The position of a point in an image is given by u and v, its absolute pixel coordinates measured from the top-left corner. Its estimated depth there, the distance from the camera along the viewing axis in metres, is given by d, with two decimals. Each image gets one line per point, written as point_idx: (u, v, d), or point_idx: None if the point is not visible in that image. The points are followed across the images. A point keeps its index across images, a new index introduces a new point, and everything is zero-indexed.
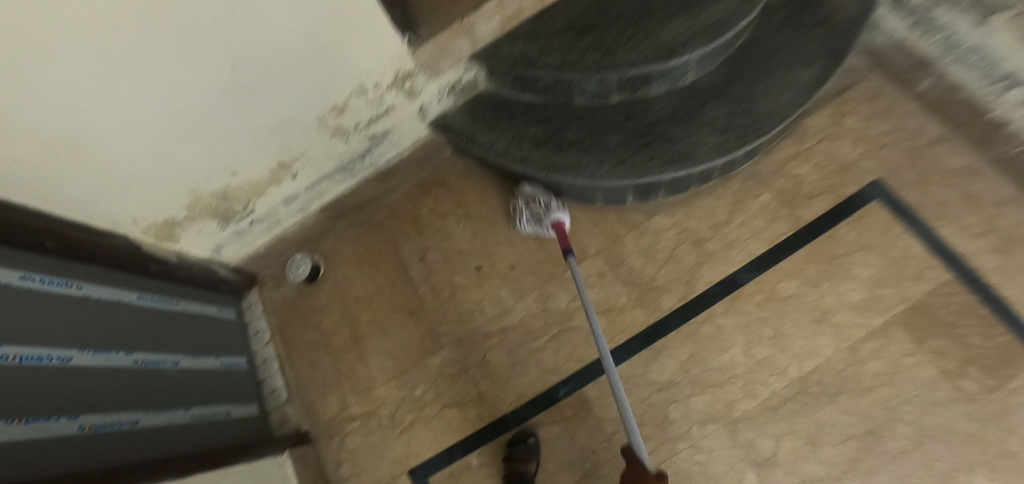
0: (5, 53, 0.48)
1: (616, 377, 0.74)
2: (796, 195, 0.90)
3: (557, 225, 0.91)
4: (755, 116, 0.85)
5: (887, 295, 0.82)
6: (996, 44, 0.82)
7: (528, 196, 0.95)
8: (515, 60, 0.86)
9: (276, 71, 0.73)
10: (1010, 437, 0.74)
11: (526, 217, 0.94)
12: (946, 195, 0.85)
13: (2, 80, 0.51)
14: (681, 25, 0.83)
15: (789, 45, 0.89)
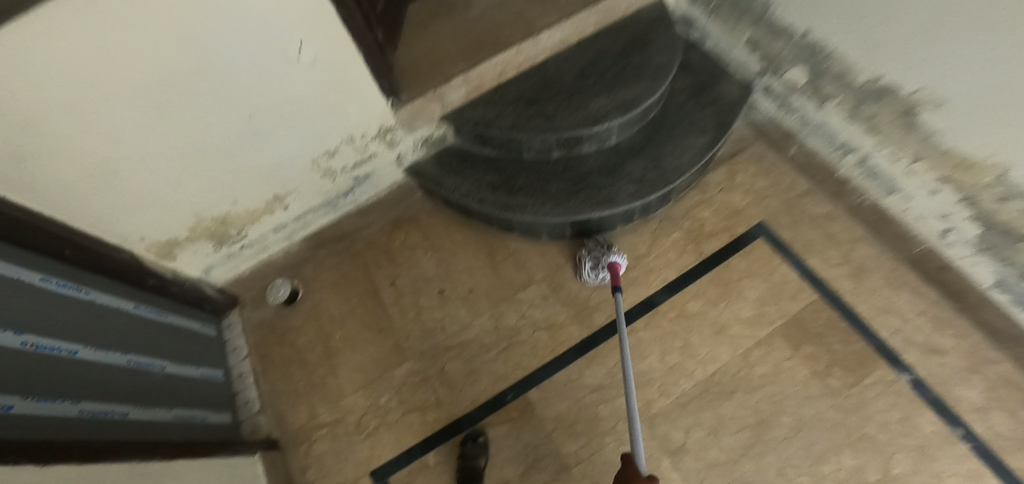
0: (79, 88, 0.67)
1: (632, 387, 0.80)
2: (699, 233, 1.11)
3: (614, 265, 1.04)
4: (663, 171, 1.08)
5: (770, 312, 1.02)
6: (832, 123, 1.03)
7: (591, 247, 1.10)
8: (476, 121, 1.08)
9: (281, 120, 0.92)
10: (866, 423, 0.92)
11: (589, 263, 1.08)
12: (814, 233, 1.08)
13: (72, 107, 0.69)
14: (604, 100, 1.07)
15: (689, 118, 1.13)
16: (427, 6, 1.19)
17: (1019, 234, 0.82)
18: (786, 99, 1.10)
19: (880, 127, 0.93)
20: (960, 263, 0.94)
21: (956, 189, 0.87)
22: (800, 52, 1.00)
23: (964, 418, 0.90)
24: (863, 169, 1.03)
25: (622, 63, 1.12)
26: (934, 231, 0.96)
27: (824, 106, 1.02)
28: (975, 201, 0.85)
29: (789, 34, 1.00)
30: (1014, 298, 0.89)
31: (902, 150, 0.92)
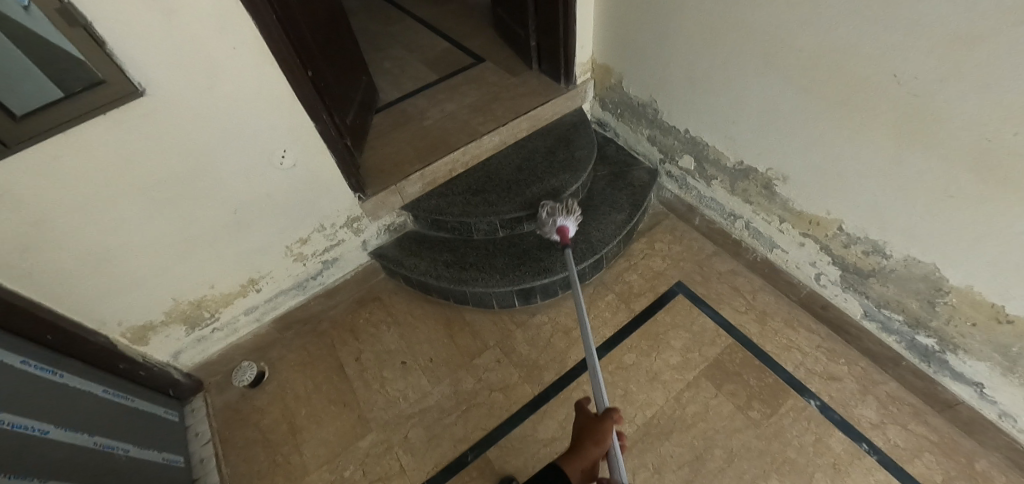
0: (90, 184, 0.82)
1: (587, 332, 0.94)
2: (629, 294, 1.29)
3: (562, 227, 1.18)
4: (592, 243, 1.27)
5: (695, 356, 1.17)
6: (719, 198, 1.26)
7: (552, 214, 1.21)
8: (431, 210, 1.27)
9: (261, 212, 1.08)
10: (787, 448, 1.03)
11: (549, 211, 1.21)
12: (722, 287, 1.27)
13: (83, 200, 0.83)
14: (538, 187, 1.28)
15: (610, 198, 1.36)
16: (388, 118, 1.43)
17: (866, 271, 1.03)
18: (683, 179, 1.33)
19: (753, 198, 1.17)
20: (835, 301, 1.14)
21: (816, 242, 1.10)
22: (686, 144, 1.26)
23: (866, 434, 1.04)
24: (750, 232, 1.24)
25: (552, 158, 1.35)
26: (811, 277, 1.16)
27: (711, 184, 1.26)
28: (830, 250, 1.07)
29: (676, 131, 1.27)
30: (880, 325, 1.08)
31: (772, 214, 1.15)
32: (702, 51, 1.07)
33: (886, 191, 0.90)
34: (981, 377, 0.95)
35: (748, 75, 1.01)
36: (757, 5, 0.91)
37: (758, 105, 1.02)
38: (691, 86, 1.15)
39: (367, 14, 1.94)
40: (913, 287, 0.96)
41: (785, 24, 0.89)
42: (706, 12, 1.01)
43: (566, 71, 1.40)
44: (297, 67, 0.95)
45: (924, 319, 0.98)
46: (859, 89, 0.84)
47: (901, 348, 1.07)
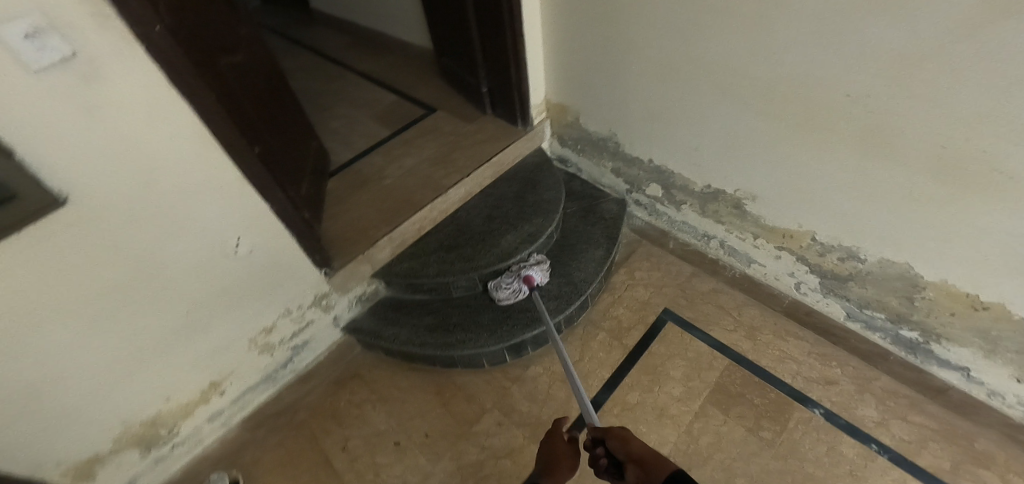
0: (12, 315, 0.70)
1: (576, 379, 1.00)
2: (619, 329, 1.26)
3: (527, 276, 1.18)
4: (575, 284, 1.24)
5: (697, 384, 1.15)
6: (691, 221, 1.28)
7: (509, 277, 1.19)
8: (405, 274, 1.21)
9: (218, 308, 0.98)
10: (804, 463, 1.02)
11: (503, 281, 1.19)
12: (708, 307, 1.27)
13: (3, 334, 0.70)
14: (514, 235, 1.24)
15: (584, 235, 1.34)
16: (344, 181, 1.36)
17: (843, 276, 1.06)
18: (653, 207, 1.35)
19: (724, 218, 1.20)
20: (818, 306, 1.17)
21: (792, 253, 1.12)
22: (652, 173, 1.28)
23: (873, 433, 1.04)
24: (725, 250, 1.26)
25: (521, 202, 1.32)
26: (792, 287, 1.19)
27: (681, 208, 1.28)
28: (807, 260, 1.10)
29: (640, 162, 1.28)
30: (864, 325, 1.11)
31: (745, 231, 1.18)
32: (656, 84, 1.10)
33: (853, 200, 0.93)
34: (966, 362, 0.99)
35: (705, 104, 1.03)
36: (707, 39, 0.94)
37: (718, 131, 1.05)
38: (649, 118, 1.17)
39: (305, 74, 1.88)
40: (891, 286, 1.00)
41: (736, 54, 0.92)
42: (657, 48, 1.04)
43: (522, 113, 1.39)
44: (246, 147, 0.86)
45: (905, 315, 1.02)
46: (815, 110, 0.87)
47: (887, 343, 1.10)
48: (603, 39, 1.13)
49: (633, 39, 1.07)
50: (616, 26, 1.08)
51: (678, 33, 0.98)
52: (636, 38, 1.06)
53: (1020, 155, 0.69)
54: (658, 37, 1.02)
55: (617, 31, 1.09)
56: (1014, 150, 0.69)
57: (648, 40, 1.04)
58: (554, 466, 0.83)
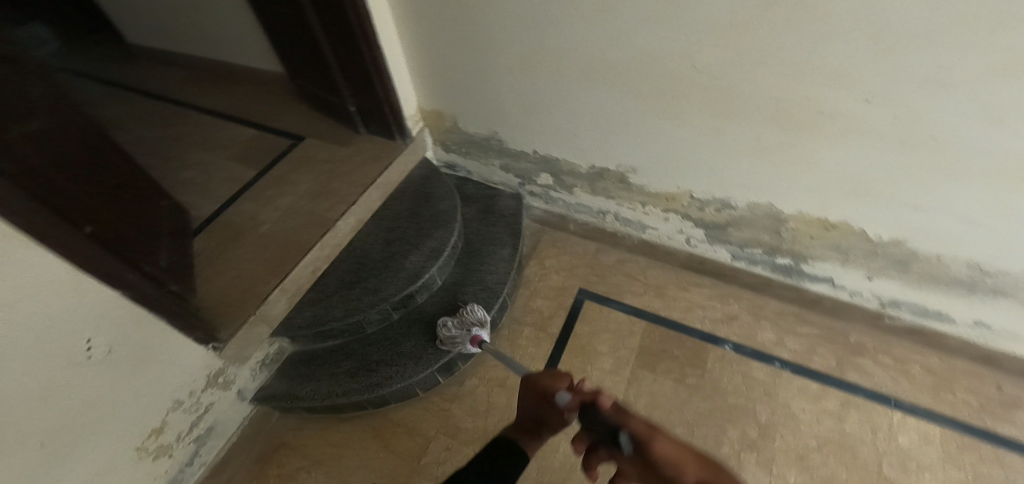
0: None
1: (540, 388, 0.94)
2: (542, 319, 1.27)
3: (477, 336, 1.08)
4: (490, 288, 1.23)
5: (624, 352, 1.20)
6: (585, 201, 1.32)
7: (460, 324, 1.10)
8: (310, 324, 1.11)
9: (87, 427, 0.82)
10: (728, 397, 1.12)
11: (453, 325, 1.10)
12: (617, 277, 1.33)
13: None
14: (418, 254, 1.19)
15: (488, 236, 1.33)
16: (213, 239, 1.20)
17: (722, 224, 1.17)
18: (547, 195, 1.37)
19: (613, 192, 1.26)
20: (708, 254, 1.28)
21: (677, 213, 1.21)
22: (539, 164, 1.30)
23: (775, 353, 1.17)
24: (620, 221, 1.33)
25: (418, 218, 1.27)
26: (683, 242, 1.29)
27: (573, 192, 1.32)
28: (691, 216, 1.20)
29: (525, 155, 1.30)
30: (748, 262, 1.24)
31: (633, 202, 1.25)
32: (525, 79, 1.11)
33: (717, 157, 1.03)
34: (830, 273, 1.14)
35: (573, 91, 1.07)
36: (562, 30, 0.97)
37: (591, 114, 1.10)
38: (525, 111, 1.18)
39: (135, 123, 1.62)
40: (760, 225, 1.12)
41: (591, 41, 0.96)
42: (517, 45, 1.04)
43: (397, 127, 1.34)
44: (86, 235, 0.73)
45: (777, 246, 1.15)
46: (671, 82, 0.95)
47: (768, 272, 1.24)
48: (463, 41, 1.11)
49: (492, 39, 1.06)
50: (471, 27, 1.06)
51: (534, 28, 0.99)
52: (495, 36, 1.05)
53: (833, 97, 0.83)
54: (516, 34, 1.02)
55: (474, 32, 1.07)
56: (829, 93, 0.83)
57: (507, 38, 1.04)
58: (540, 428, 0.73)
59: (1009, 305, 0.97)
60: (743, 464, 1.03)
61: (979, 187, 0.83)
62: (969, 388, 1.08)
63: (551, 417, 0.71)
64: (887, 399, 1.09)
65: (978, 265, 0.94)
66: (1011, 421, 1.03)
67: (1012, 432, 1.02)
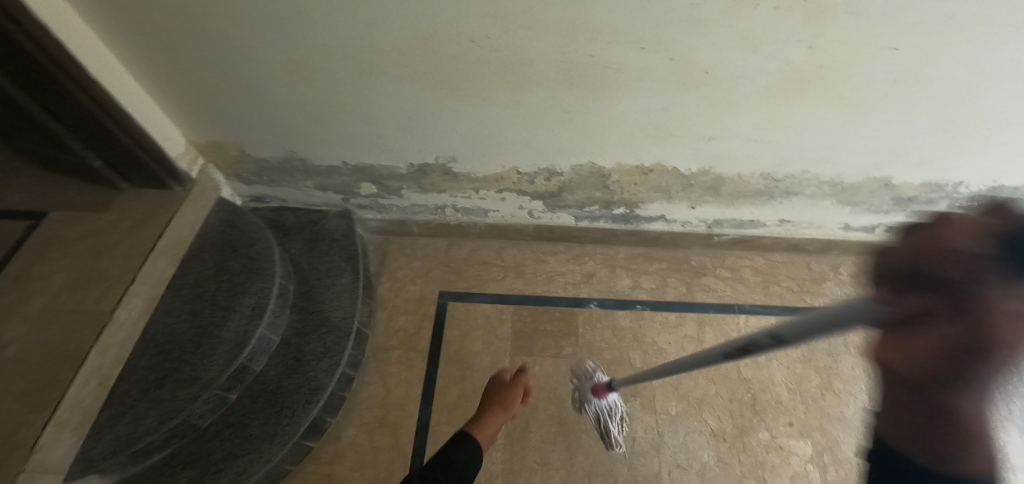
0: None
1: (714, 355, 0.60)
2: (409, 337, 1.17)
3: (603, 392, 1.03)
4: (336, 327, 1.09)
5: (498, 345, 1.16)
6: (418, 200, 1.22)
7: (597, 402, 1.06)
8: (114, 449, 0.87)
9: None
10: (604, 354, 1.14)
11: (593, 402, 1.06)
12: (475, 269, 1.27)
13: None
14: (236, 319, 1.00)
15: (322, 268, 1.17)
16: None
17: (556, 191, 1.15)
18: (377, 204, 1.24)
19: (442, 186, 1.17)
20: (554, 222, 1.25)
21: (511, 191, 1.16)
22: (355, 174, 1.15)
23: (635, 297, 1.21)
24: (461, 212, 1.25)
25: (226, 275, 1.06)
26: (527, 216, 1.24)
27: (403, 194, 1.20)
28: (525, 190, 1.16)
29: (336, 168, 1.14)
30: (591, 219, 1.23)
31: (466, 190, 1.17)
32: (298, 86, 0.94)
33: (530, 128, 0.99)
34: (661, 210, 1.18)
35: (358, 88, 0.93)
36: (317, 24, 0.81)
37: (387, 109, 0.98)
38: (313, 120, 1.02)
39: None
40: (590, 184, 1.12)
41: (355, 33, 0.82)
42: (273, 50, 0.86)
43: (164, 170, 1.06)
44: None
45: (611, 199, 1.16)
46: (458, 62, 0.87)
47: (611, 224, 1.24)
48: (202, 56, 0.89)
49: (237, 48, 0.86)
50: (205, 39, 0.85)
51: (283, 27, 0.82)
52: (240, 43, 0.85)
53: (612, 49, 0.82)
54: (265, 38, 0.84)
55: (211, 44, 0.86)
56: (607, 46, 0.82)
57: (256, 44, 0.85)
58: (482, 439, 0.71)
59: (799, 201, 1.10)
60: (630, 414, 1.06)
61: (752, 109, 0.90)
62: (788, 277, 1.23)
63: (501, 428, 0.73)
64: (732, 308, 1.19)
65: (770, 175, 1.04)
66: (822, 294, 1.20)
67: (824, 303, 1.19)
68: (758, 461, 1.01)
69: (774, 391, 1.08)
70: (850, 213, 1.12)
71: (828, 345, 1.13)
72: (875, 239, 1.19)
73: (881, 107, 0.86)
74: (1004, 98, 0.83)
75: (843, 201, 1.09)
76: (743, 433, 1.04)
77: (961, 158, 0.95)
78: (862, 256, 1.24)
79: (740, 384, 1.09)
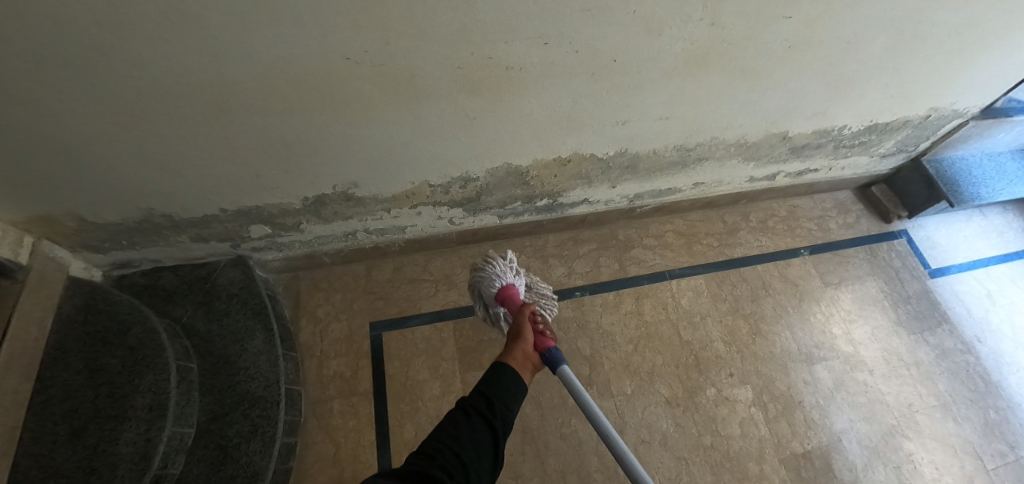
0: None
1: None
2: (348, 381, 1.07)
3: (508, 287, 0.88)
4: (260, 398, 0.96)
5: (446, 366, 1.10)
6: (323, 231, 1.07)
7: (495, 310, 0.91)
8: None
9: None
10: None
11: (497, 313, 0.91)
12: (403, 290, 1.18)
13: None
14: (133, 427, 0.84)
15: (226, 333, 1.01)
16: None
17: (475, 196, 1.07)
18: (275, 243, 1.07)
19: (347, 212, 1.04)
20: (477, 225, 1.18)
21: (427, 204, 1.07)
22: (240, 218, 0.98)
23: (573, 284, 1.20)
24: (374, 234, 1.13)
25: (105, 376, 0.87)
26: (448, 224, 1.15)
27: (304, 228, 1.05)
28: (441, 201, 1.06)
29: (214, 217, 0.96)
30: (515, 215, 1.17)
31: (376, 212, 1.05)
32: (136, 136, 0.74)
33: (436, 140, 0.90)
34: (583, 194, 1.15)
35: (217, 128, 0.76)
36: (138, 63, 0.63)
37: (262, 145, 0.82)
38: (168, 171, 0.83)
39: None
40: (510, 183, 1.06)
41: (194, 67, 0.65)
42: (85, 101, 0.67)
43: None
44: None
45: (532, 194, 1.10)
46: (337, 84, 0.74)
47: (536, 216, 1.19)
48: None
49: (30, 104, 0.65)
50: None
51: (90, 72, 0.62)
52: (31, 98, 0.64)
53: (512, 48, 0.74)
54: (68, 87, 0.64)
55: None
56: (508, 46, 0.73)
57: (57, 96, 0.65)
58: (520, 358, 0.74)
59: (710, 164, 1.13)
60: None
61: (661, 89, 0.88)
62: (707, 234, 1.28)
63: (528, 348, 0.76)
64: (663, 275, 1.22)
65: (683, 146, 1.04)
66: (737, 244, 1.27)
67: (741, 252, 1.26)
68: (710, 416, 1.06)
69: (713, 346, 1.14)
70: (754, 167, 1.17)
71: (751, 292, 1.21)
72: (776, 184, 1.27)
73: (775, 70, 0.89)
74: (876, 47, 0.89)
75: (748, 158, 1.13)
76: (693, 394, 1.09)
77: (842, 104, 1.02)
78: (765, 202, 1.32)
79: (682, 348, 1.14)
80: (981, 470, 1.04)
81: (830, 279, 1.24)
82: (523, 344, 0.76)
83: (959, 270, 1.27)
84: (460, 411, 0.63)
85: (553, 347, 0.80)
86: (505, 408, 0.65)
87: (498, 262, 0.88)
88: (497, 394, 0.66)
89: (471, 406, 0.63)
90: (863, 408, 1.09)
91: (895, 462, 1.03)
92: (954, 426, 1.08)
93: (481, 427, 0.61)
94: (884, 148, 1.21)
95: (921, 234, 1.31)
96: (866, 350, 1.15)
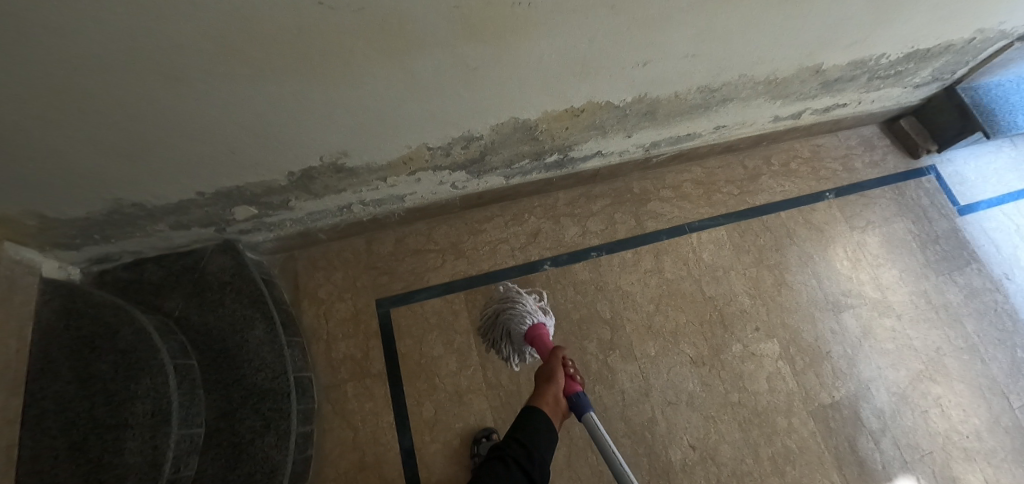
0: None
1: None
2: (359, 364, 1.01)
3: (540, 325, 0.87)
4: (269, 391, 0.90)
5: (461, 340, 1.05)
6: (314, 207, 0.97)
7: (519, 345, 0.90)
8: None
9: None
10: (572, 314, 1.06)
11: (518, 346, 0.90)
12: (407, 263, 1.10)
13: None
14: (137, 435, 0.79)
15: (223, 325, 0.94)
16: None
17: (479, 157, 0.97)
18: (263, 224, 0.98)
19: (340, 185, 0.93)
20: (482, 188, 1.08)
21: (426, 170, 0.97)
22: (221, 201, 0.88)
23: (588, 244, 1.13)
24: (371, 205, 1.03)
25: (98, 384, 0.81)
26: (450, 189, 1.06)
27: (292, 206, 0.95)
28: (442, 165, 0.96)
29: (193, 202, 0.86)
30: (523, 174, 1.08)
31: (371, 182, 0.95)
32: (83, 119, 0.63)
33: (432, 97, 0.78)
34: (597, 147, 1.05)
35: (175, 102, 0.64)
36: (62, 31, 0.50)
37: (231, 116, 0.70)
38: (129, 156, 0.72)
39: None
40: (517, 140, 0.95)
41: (134, 33, 0.52)
42: (8, 82, 0.54)
43: None
44: None
45: (541, 150, 1.00)
46: (310, 39, 0.61)
47: (545, 173, 1.09)
48: None
49: None
50: None
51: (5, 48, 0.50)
52: None
53: None
54: None
55: None
56: None
57: None
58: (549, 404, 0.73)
59: (734, 105, 1.03)
60: (613, 369, 1.02)
61: (689, 22, 0.76)
62: (727, 181, 1.20)
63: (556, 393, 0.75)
64: (683, 229, 1.15)
65: (707, 87, 0.94)
66: (759, 191, 1.19)
67: (763, 200, 1.19)
68: (737, 373, 1.03)
69: (737, 301, 1.10)
70: (780, 105, 1.07)
71: (775, 241, 1.15)
72: (800, 123, 1.17)
73: None
74: None
75: (775, 96, 1.03)
76: (719, 352, 1.05)
77: (884, 29, 0.91)
78: (787, 142, 1.23)
79: (706, 304, 1.09)
80: (1007, 409, 1.03)
81: (856, 223, 1.18)
82: (553, 389, 0.74)
83: (988, 206, 1.21)
84: (497, 459, 0.66)
85: (581, 392, 0.76)
86: (542, 456, 0.68)
87: (529, 300, 0.90)
88: (535, 443, 0.69)
89: (509, 455, 0.66)
90: (891, 355, 1.06)
91: (922, 407, 1.02)
92: (981, 367, 1.06)
93: (518, 475, 0.65)
94: (919, 76, 1.11)
95: (949, 169, 1.24)
96: (894, 294, 1.11)
